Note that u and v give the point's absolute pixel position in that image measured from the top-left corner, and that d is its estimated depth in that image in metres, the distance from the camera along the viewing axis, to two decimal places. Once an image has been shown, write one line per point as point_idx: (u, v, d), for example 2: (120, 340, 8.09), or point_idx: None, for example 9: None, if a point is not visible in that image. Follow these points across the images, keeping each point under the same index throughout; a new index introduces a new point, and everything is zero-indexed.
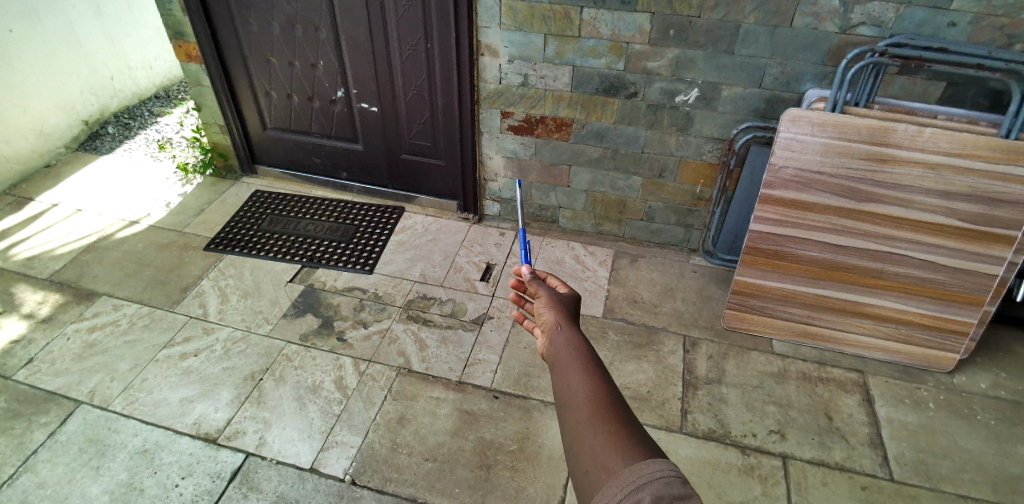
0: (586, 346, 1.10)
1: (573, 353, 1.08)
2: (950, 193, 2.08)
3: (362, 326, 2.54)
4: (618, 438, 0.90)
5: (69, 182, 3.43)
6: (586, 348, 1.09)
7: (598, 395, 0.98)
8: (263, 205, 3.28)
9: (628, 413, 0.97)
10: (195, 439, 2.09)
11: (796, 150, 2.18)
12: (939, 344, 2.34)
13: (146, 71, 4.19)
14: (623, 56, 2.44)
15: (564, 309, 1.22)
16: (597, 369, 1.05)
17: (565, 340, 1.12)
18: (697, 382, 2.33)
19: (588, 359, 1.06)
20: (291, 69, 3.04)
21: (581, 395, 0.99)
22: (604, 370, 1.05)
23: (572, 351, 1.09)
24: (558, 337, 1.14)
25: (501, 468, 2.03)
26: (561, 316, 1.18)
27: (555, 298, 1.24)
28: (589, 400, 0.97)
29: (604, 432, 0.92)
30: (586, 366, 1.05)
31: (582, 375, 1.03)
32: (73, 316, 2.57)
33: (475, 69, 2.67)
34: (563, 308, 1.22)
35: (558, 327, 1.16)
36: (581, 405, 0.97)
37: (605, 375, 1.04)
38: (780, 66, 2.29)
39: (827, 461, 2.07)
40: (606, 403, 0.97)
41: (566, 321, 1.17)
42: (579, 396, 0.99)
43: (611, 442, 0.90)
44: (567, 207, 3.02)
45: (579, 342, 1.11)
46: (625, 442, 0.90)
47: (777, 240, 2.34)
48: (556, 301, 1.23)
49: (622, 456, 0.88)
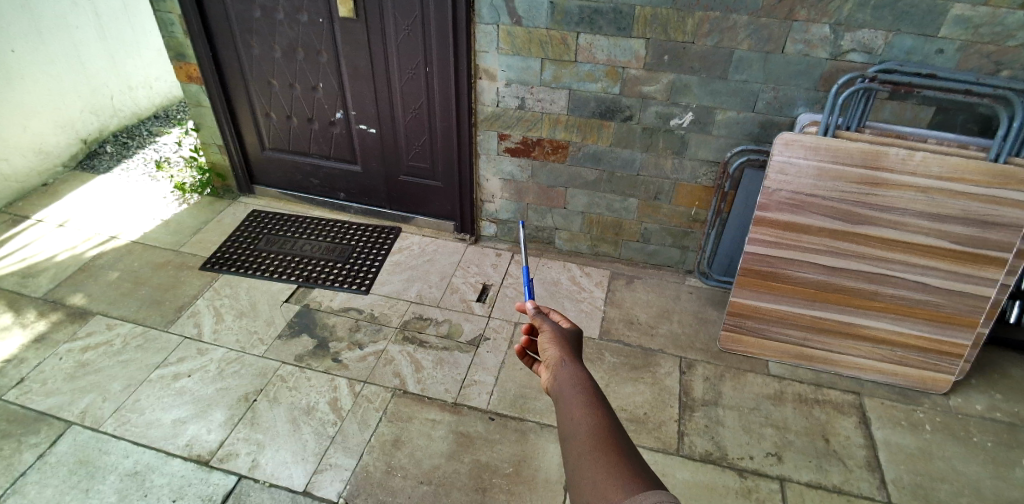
0: (588, 380, 1.12)
1: (577, 389, 1.10)
2: (942, 216, 2.11)
3: (357, 347, 2.53)
4: (618, 471, 0.91)
5: (65, 200, 3.43)
6: (589, 383, 1.12)
7: (600, 429, 1.00)
8: (260, 225, 3.28)
9: (630, 447, 0.97)
10: (187, 461, 2.07)
11: (790, 174, 2.21)
12: (935, 366, 2.35)
13: (146, 91, 4.22)
14: (619, 81, 2.48)
15: (567, 344, 1.24)
16: (599, 403, 1.07)
17: (567, 374, 1.14)
18: (694, 404, 2.33)
19: (592, 395, 1.08)
20: (292, 92, 3.08)
21: (583, 427, 1.01)
22: (606, 406, 1.07)
23: (575, 385, 1.11)
24: (562, 372, 1.16)
25: (497, 492, 2.01)
26: (564, 351, 1.21)
27: (558, 333, 1.26)
28: (591, 435, 0.99)
29: (605, 465, 0.93)
30: (589, 400, 1.07)
31: (585, 410, 1.05)
32: (66, 335, 2.54)
33: (474, 92, 2.71)
34: (567, 344, 1.24)
35: (562, 361, 1.18)
36: (582, 439, 0.99)
37: (607, 411, 1.05)
38: (774, 91, 2.34)
39: (825, 484, 2.06)
40: (607, 437, 0.98)
41: (570, 356, 1.20)
42: (581, 431, 1.01)
43: (612, 474, 0.91)
44: (563, 228, 3.04)
45: (583, 377, 1.13)
46: (625, 474, 0.90)
47: (772, 262, 2.36)
48: (559, 336, 1.25)
49: (622, 488, 0.88)
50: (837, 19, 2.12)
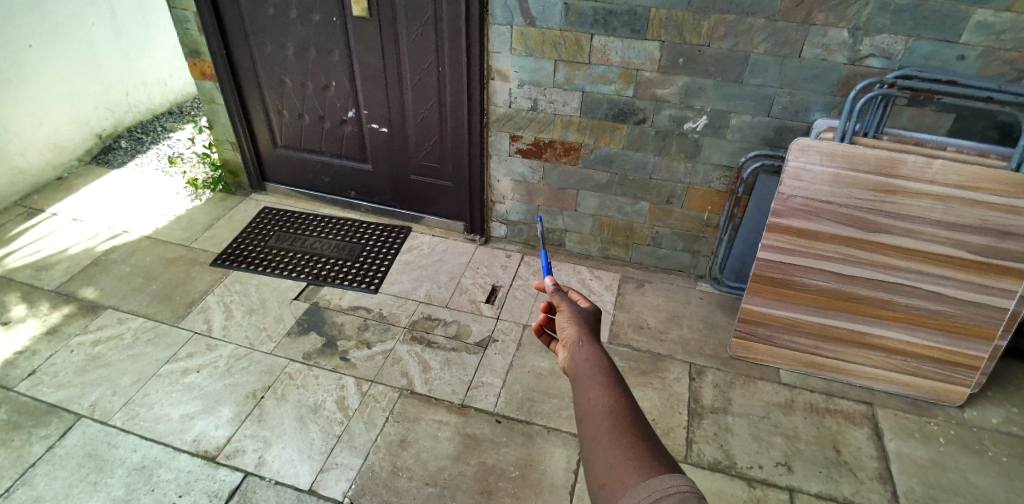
0: (606, 361, 1.16)
1: (596, 369, 1.14)
2: (959, 225, 2.07)
3: (365, 346, 2.53)
4: (633, 451, 0.95)
5: (79, 194, 3.47)
6: (608, 365, 1.15)
7: (617, 409, 1.04)
8: (271, 222, 3.29)
9: (646, 428, 1.01)
10: (194, 457, 2.07)
11: (805, 180, 2.18)
12: (949, 377, 2.30)
13: (160, 87, 4.26)
14: (633, 83, 2.46)
15: (586, 325, 1.28)
16: (617, 383, 1.11)
17: (586, 355, 1.19)
18: (703, 411, 2.30)
19: (610, 376, 1.12)
20: (304, 90, 3.09)
21: (601, 407, 1.05)
22: (622, 387, 1.11)
23: (594, 366, 1.15)
24: (580, 352, 1.20)
25: (503, 495, 1.99)
26: (583, 331, 1.25)
27: (577, 313, 1.30)
28: (608, 415, 1.03)
29: (620, 444, 0.96)
30: (606, 382, 1.11)
31: (603, 390, 1.09)
32: (78, 328, 2.56)
33: (486, 93, 2.70)
34: (586, 324, 1.28)
35: (580, 342, 1.22)
36: (599, 419, 1.03)
37: (624, 392, 1.09)
38: (789, 95, 2.31)
39: (835, 495, 2.03)
40: (623, 418, 1.02)
41: (588, 337, 1.23)
42: (598, 411, 1.05)
43: (626, 454, 0.95)
44: (574, 231, 3.02)
45: (601, 358, 1.17)
46: (640, 456, 0.94)
47: (785, 269, 2.33)
48: (578, 316, 1.29)
49: (636, 468, 0.92)
50: (855, 23, 2.09)
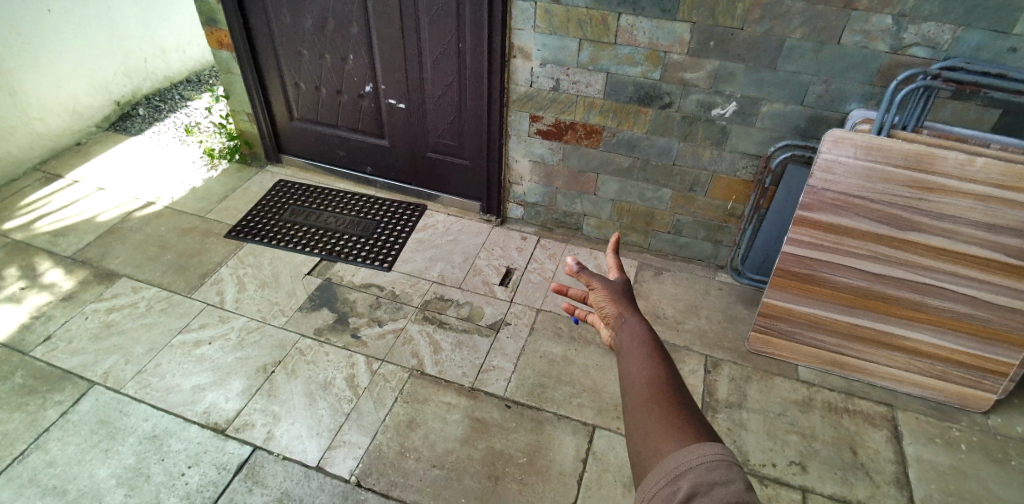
0: (647, 335, 1.22)
1: (638, 342, 1.20)
2: (997, 226, 1.98)
3: (377, 324, 2.51)
4: (672, 420, 1.01)
5: (97, 160, 3.47)
6: (649, 339, 1.20)
7: (657, 382, 1.09)
8: (287, 195, 3.27)
9: (684, 397, 1.08)
10: (204, 428, 2.08)
11: (837, 173, 2.10)
12: (975, 382, 2.23)
13: (179, 55, 4.22)
14: (660, 66, 2.38)
15: (625, 301, 1.33)
16: (658, 357, 1.17)
17: (628, 330, 1.24)
18: (717, 405, 2.26)
19: (652, 348, 1.18)
20: (322, 62, 3.03)
21: (640, 380, 1.11)
22: (663, 356, 1.17)
23: (636, 341, 1.20)
24: (623, 327, 1.26)
25: (510, 481, 1.98)
26: (622, 309, 1.30)
27: (614, 290, 1.34)
28: (649, 383, 1.09)
29: (658, 417, 1.02)
30: (647, 353, 1.16)
31: (644, 361, 1.15)
32: (93, 295, 2.57)
33: (507, 71, 2.63)
34: (626, 300, 1.33)
35: (622, 318, 1.28)
36: (638, 391, 1.09)
37: (664, 361, 1.15)
38: (825, 84, 2.21)
39: (849, 497, 1.98)
40: (663, 387, 1.08)
41: (628, 314, 1.29)
42: (640, 380, 1.11)
43: (665, 424, 1.01)
44: (592, 215, 2.96)
45: (643, 333, 1.22)
46: (679, 425, 1.00)
47: (810, 264, 2.25)
48: (615, 293, 1.34)
49: (674, 440, 0.98)
50: (901, 10, 1.98)
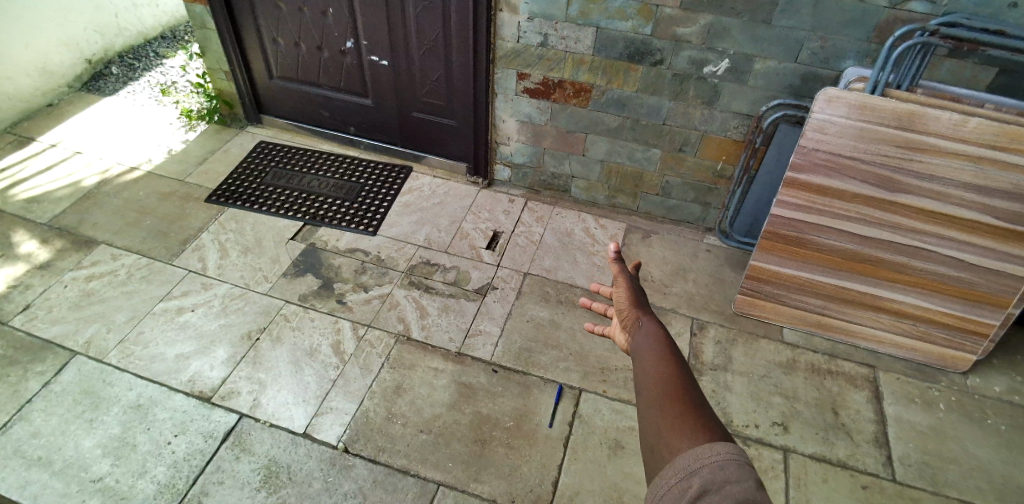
0: (662, 336, 1.26)
1: (654, 344, 1.23)
2: (989, 189, 1.95)
3: (363, 290, 2.49)
4: (685, 419, 1.03)
5: (71, 122, 3.35)
6: (665, 341, 1.24)
7: (670, 381, 1.12)
8: (268, 157, 3.18)
9: (697, 397, 1.09)
10: (189, 397, 2.07)
11: (829, 134, 2.05)
12: (957, 344, 2.25)
13: (151, 9, 4.03)
14: (652, 21, 2.28)
15: (642, 304, 1.39)
16: (672, 358, 1.19)
17: (645, 332, 1.28)
18: (702, 368, 2.27)
19: (668, 350, 1.21)
20: (300, 17, 2.90)
21: (655, 379, 1.13)
22: (679, 358, 1.19)
23: (651, 342, 1.24)
24: (641, 329, 1.30)
25: (497, 445, 2.00)
26: (641, 311, 1.35)
27: (632, 293, 1.41)
28: (663, 384, 1.12)
29: (672, 414, 1.04)
30: (662, 355, 1.19)
31: (660, 362, 1.17)
32: (72, 263, 2.52)
33: (493, 25, 2.52)
34: (642, 304, 1.38)
35: (640, 321, 1.33)
36: (652, 389, 1.11)
37: (679, 363, 1.17)
38: (821, 40, 2.13)
39: (829, 457, 2.02)
40: (677, 387, 1.10)
41: (645, 316, 1.34)
42: (654, 380, 1.14)
43: (677, 422, 1.03)
44: (581, 177, 2.90)
45: (658, 335, 1.26)
46: (691, 424, 1.01)
47: (798, 226, 2.23)
48: (633, 295, 1.40)
49: (686, 436, 1.00)
50: None
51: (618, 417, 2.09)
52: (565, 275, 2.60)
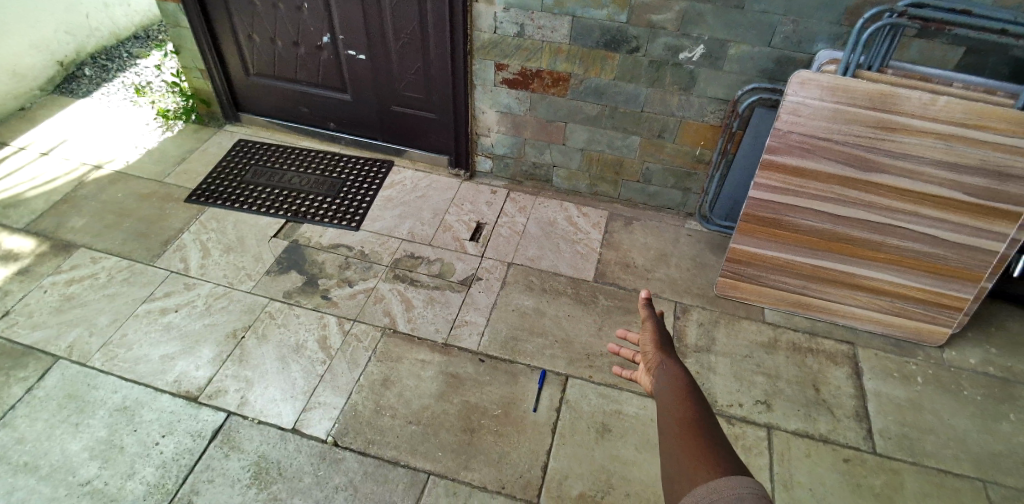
0: (683, 378, 1.27)
1: (674, 385, 1.25)
2: (959, 166, 1.99)
3: (348, 285, 2.49)
4: (704, 458, 1.04)
5: (44, 125, 3.29)
6: (685, 382, 1.25)
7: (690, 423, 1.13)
8: (247, 155, 3.15)
9: (717, 438, 1.10)
10: (176, 397, 2.07)
11: (803, 116, 2.08)
12: (933, 318, 2.31)
13: (123, 9, 3.96)
14: (627, 9, 2.30)
15: (665, 346, 1.40)
16: (693, 399, 1.21)
17: (665, 372, 1.30)
18: (686, 350, 2.31)
19: (688, 391, 1.22)
20: (276, 13, 2.87)
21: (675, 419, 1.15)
22: (699, 400, 1.21)
23: (672, 382, 1.26)
24: (661, 370, 1.32)
25: (485, 433, 2.02)
26: (663, 353, 1.37)
27: (657, 335, 1.43)
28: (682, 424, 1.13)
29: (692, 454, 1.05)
30: (683, 396, 1.21)
31: (680, 403, 1.19)
32: (51, 268, 2.50)
33: (469, 16, 2.52)
34: (665, 346, 1.40)
35: (661, 362, 1.35)
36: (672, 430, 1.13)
37: (699, 405, 1.19)
38: (793, 24, 2.16)
39: (811, 432, 2.07)
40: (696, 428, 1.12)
41: (668, 357, 1.35)
42: (674, 421, 1.15)
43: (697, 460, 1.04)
44: (562, 166, 2.92)
45: (679, 376, 1.28)
46: (710, 463, 1.02)
47: (776, 208, 2.26)
48: (657, 338, 1.42)
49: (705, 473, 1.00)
50: None
51: (605, 401, 2.12)
52: (549, 264, 2.62)
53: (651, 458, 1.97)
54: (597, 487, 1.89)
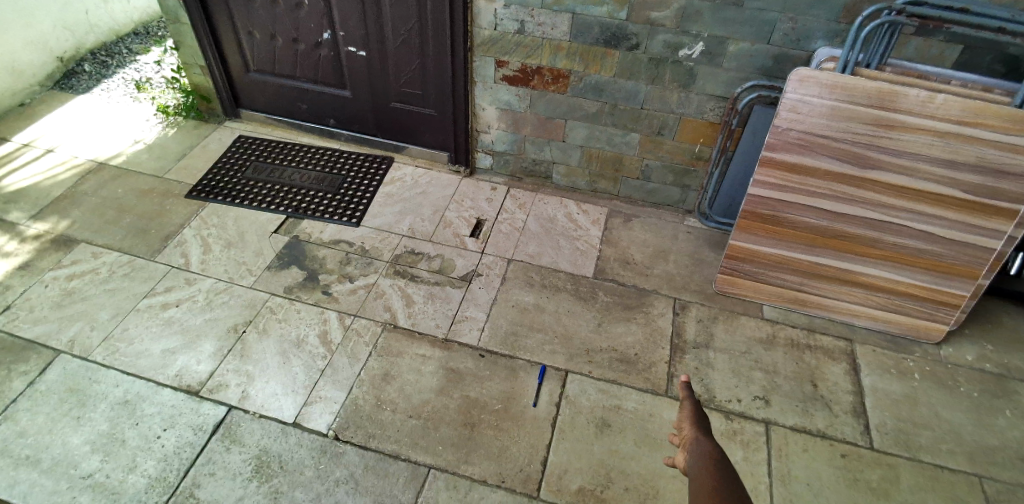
0: (715, 453, 1.27)
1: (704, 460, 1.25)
2: (956, 163, 2.01)
3: (348, 280, 2.50)
4: None
5: (44, 121, 3.29)
6: (716, 456, 1.25)
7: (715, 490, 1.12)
8: (248, 152, 3.16)
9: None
10: (177, 391, 2.08)
11: (802, 113, 2.09)
12: (929, 315, 2.32)
13: (122, 5, 3.96)
14: (627, 6, 2.31)
15: (702, 426, 1.42)
16: (722, 471, 1.20)
17: (698, 449, 1.31)
18: (685, 346, 2.32)
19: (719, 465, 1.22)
20: (276, 9, 2.88)
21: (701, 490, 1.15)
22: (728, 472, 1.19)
23: (703, 457, 1.26)
24: (695, 448, 1.33)
25: (486, 427, 2.03)
26: (699, 432, 1.38)
27: (694, 417, 1.45)
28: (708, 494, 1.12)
29: None
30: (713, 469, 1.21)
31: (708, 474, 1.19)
32: (51, 263, 2.50)
33: (469, 13, 2.52)
34: (701, 427, 1.41)
35: (696, 440, 1.35)
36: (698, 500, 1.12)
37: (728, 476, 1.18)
38: (791, 21, 2.18)
39: (809, 427, 2.09)
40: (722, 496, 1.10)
41: (702, 435, 1.36)
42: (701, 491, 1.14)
43: None
44: (562, 163, 2.93)
45: (711, 451, 1.28)
46: None
47: (775, 205, 2.28)
48: (695, 419, 1.44)
49: None
50: None
51: (604, 397, 2.14)
52: (549, 260, 2.63)
53: (650, 452, 1.99)
54: (597, 481, 1.91)
